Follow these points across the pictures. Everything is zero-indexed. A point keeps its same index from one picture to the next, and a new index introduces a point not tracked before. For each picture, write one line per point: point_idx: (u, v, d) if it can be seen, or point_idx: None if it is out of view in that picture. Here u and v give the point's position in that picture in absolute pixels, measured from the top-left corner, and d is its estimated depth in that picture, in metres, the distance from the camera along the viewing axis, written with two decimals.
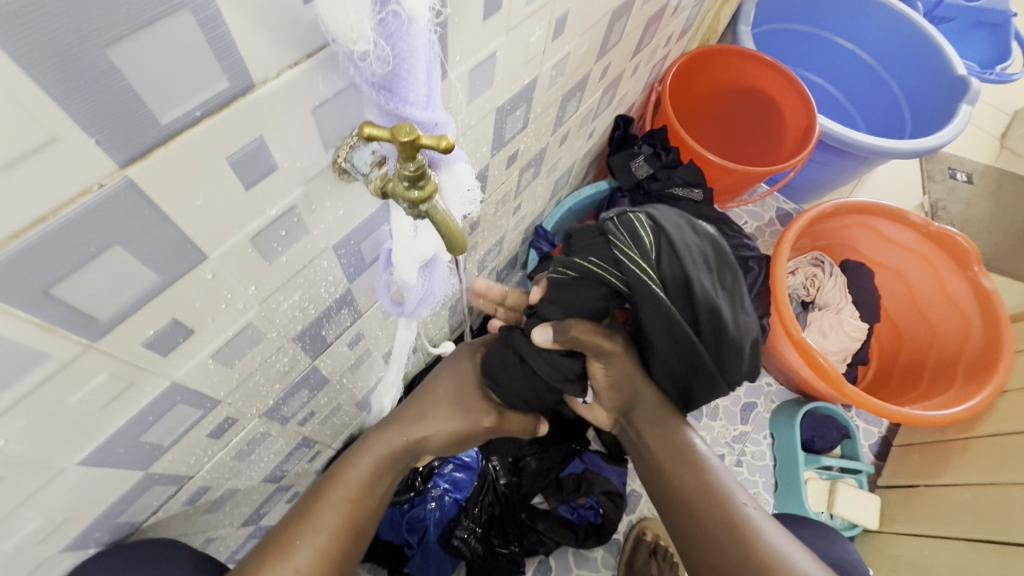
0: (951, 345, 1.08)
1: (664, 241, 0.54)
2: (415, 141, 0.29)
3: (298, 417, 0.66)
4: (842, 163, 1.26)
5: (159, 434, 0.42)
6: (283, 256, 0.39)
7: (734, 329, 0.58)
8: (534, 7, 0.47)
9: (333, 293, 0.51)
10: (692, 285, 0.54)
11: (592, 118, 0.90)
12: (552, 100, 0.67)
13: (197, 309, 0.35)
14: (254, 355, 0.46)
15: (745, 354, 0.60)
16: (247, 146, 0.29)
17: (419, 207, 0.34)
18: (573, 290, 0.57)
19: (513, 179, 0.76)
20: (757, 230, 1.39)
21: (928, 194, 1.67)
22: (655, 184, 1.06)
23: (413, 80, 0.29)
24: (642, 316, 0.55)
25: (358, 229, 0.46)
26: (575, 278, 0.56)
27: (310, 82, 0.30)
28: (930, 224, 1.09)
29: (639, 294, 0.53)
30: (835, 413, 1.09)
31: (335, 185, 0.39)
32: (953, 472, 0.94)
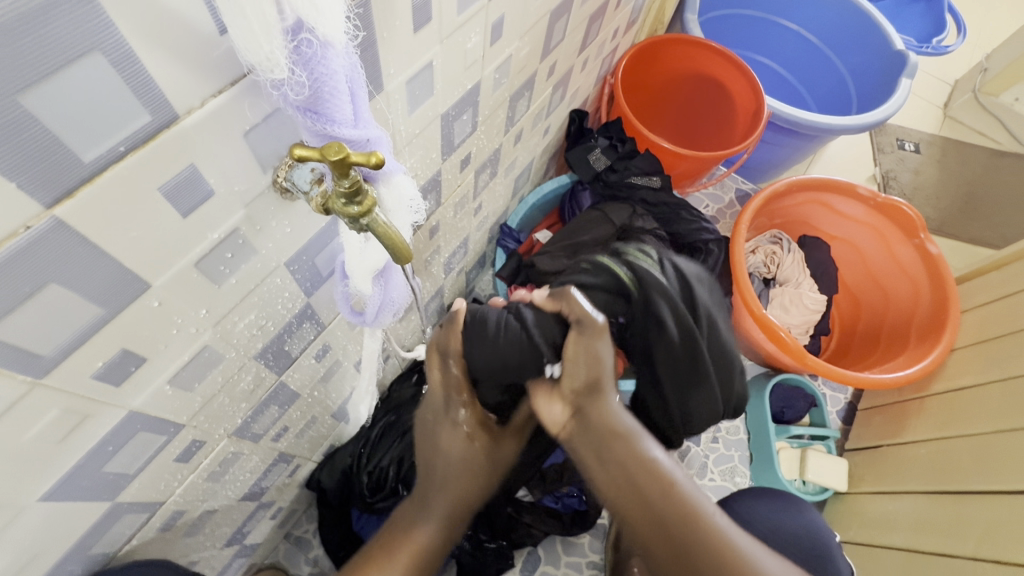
0: (903, 309, 1.13)
1: (671, 263, 0.60)
2: (344, 159, 0.30)
3: (271, 434, 0.66)
4: (793, 143, 1.30)
5: (123, 463, 0.42)
6: (233, 278, 0.40)
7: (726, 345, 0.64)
8: (466, 16, 0.48)
9: (291, 309, 0.51)
10: (675, 300, 0.58)
11: (545, 115, 0.91)
12: (499, 101, 0.68)
13: (147, 338, 0.36)
14: (214, 376, 0.46)
15: (733, 382, 0.65)
16: (179, 175, 0.30)
17: (360, 221, 0.35)
18: (581, 282, 0.58)
19: (470, 181, 0.77)
20: (718, 212, 1.43)
21: (879, 166, 1.73)
22: (613, 175, 1.09)
23: (337, 101, 0.30)
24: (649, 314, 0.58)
25: (310, 244, 0.47)
26: (588, 271, 0.59)
27: (237, 110, 0.30)
28: (878, 196, 1.14)
29: (650, 287, 0.57)
30: (802, 383, 1.13)
31: (279, 204, 0.39)
32: (912, 430, 0.99)
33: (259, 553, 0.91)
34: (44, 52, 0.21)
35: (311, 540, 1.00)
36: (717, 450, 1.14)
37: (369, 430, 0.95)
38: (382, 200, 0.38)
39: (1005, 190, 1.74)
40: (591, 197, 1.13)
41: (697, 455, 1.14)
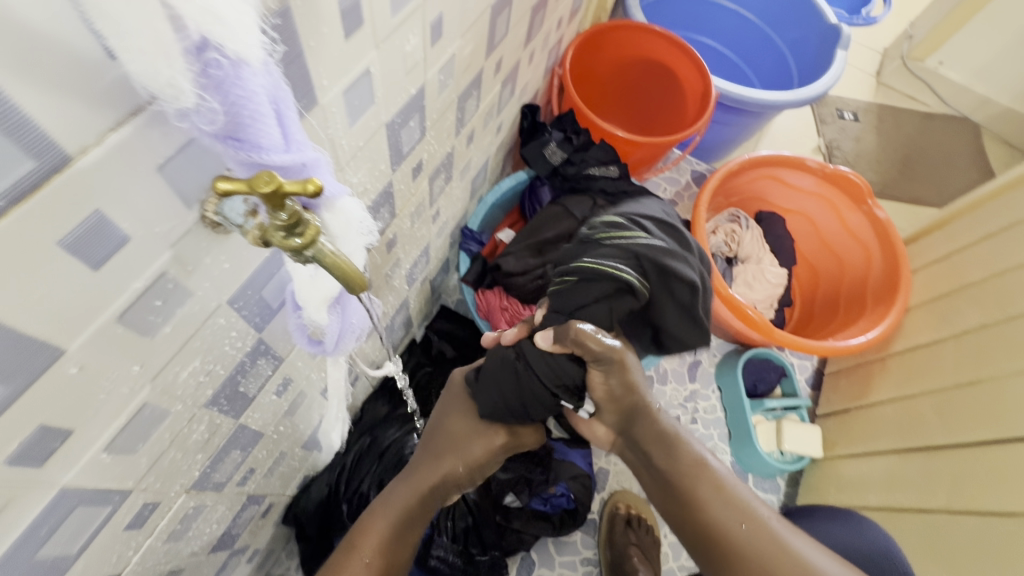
0: (858, 274, 1.17)
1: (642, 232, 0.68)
2: (277, 189, 0.27)
3: (237, 478, 0.62)
4: (742, 121, 1.32)
5: (62, 544, 0.38)
6: (167, 326, 0.36)
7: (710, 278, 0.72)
8: (402, 16, 0.44)
9: (241, 348, 0.47)
10: (675, 256, 0.67)
11: (496, 112, 0.89)
12: (447, 103, 0.65)
13: (71, 408, 0.31)
14: (161, 434, 0.42)
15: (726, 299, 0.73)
16: (82, 225, 0.26)
17: (304, 253, 0.32)
18: (580, 289, 0.64)
19: (424, 189, 0.73)
20: (676, 195, 1.44)
21: (823, 136, 1.79)
22: (571, 168, 1.07)
23: (261, 125, 0.27)
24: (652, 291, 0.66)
25: (254, 277, 0.43)
26: (575, 280, 0.65)
27: (144, 144, 0.26)
28: (826, 168, 1.17)
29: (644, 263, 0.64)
30: (771, 355, 1.16)
31: (212, 240, 0.35)
32: (878, 391, 1.02)
33: None
34: None
35: None
36: (697, 431, 1.16)
37: (343, 458, 0.92)
38: (327, 226, 0.35)
39: (938, 151, 1.83)
40: (551, 192, 1.12)
41: None
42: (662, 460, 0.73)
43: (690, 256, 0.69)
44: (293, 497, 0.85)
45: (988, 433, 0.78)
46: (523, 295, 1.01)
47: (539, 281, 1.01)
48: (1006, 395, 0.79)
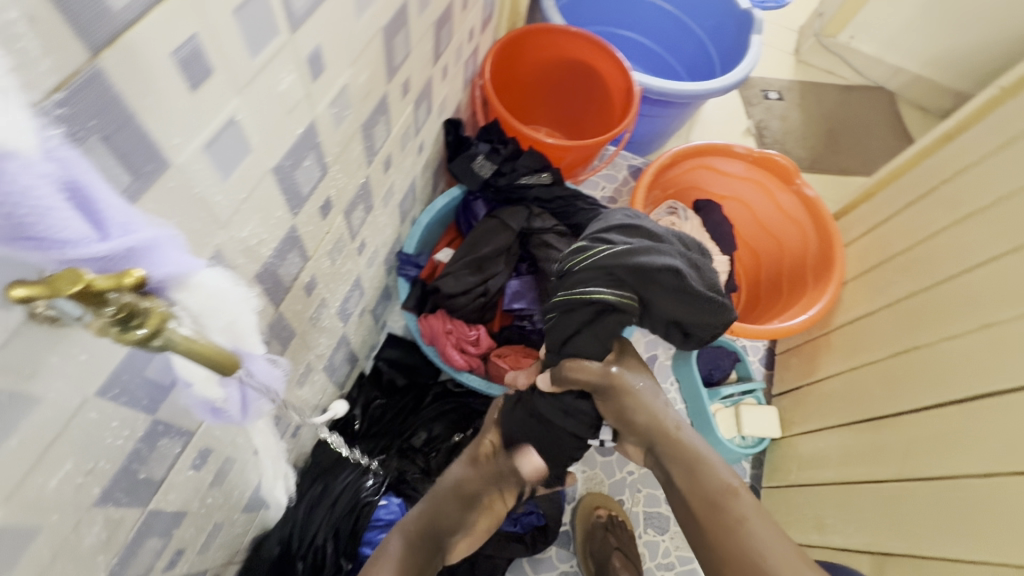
0: (796, 252, 1.20)
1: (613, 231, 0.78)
2: (86, 289, 0.24)
3: (162, 563, 0.57)
4: (669, 113, 1.33)
5: None
6: (12, 441, 0.31)
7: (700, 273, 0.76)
8: (265, 56, 0.41)
9: (132, 435, 0.43)
10: (641, 250, 0.74)
11: (413, 133, 0.85)
12: (349, 135, 0.62)
13: None
14: (37, 550, 0.37)
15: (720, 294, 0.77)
16: None
17: (153, 344, 0.28)
18: (561, 324, 0.79)
19: (340, 224, 0.70)
20: (615, 191, 1.44)
21: (752, 118, 1.84)
22: (502, 179, 1.05)
23: (50, 220, 0.23)
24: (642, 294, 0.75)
25: (128, 363, 0.38)
26: (558, 314, 0.79)
27: None
28: (753, 152, 1.19)
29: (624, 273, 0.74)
30: (723, 342, 1.16)
31: (53, 337, 0.31)
32: (825, 366, 1.04)
33: None
34: None
35: None
36: None
37: (295, 510, 0.86)
38: (178, 303, 0.31)
39: (859, 121, 1.91)
40: (485, 205, 1.09)
41: None
42: (681, 479, 0.74)
43: (666, 246, 0.76)
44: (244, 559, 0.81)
45: (927, 399, 0.81)
46: (467, 315, 0.98)
47: (483, 299, 0.99)
48: (936, 359, 0.82)
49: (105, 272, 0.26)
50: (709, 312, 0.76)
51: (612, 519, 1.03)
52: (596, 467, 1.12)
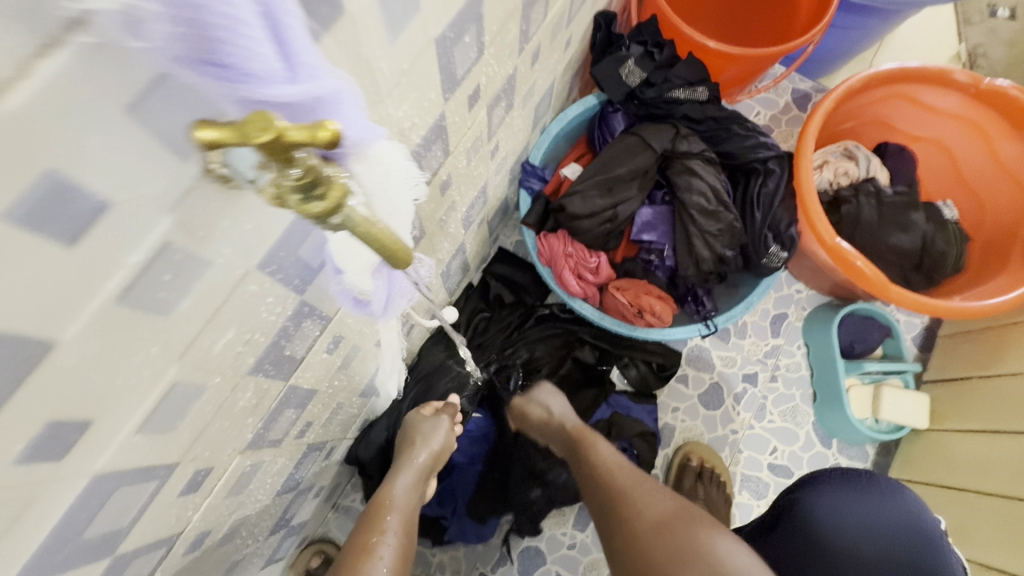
0: (1004, 216, 0.96)
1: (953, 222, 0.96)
2: (279, 139, 0.20)
3: (294, 432, 0.60)
4: (867, 24, 1.03)
5: (111, 520, 0.35)
6: (187, 301, 0.30)
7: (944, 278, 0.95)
8: None
9: (281, 313, 0.42)
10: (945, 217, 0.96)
11: (565, 23, 0.74)
12: (511, 11, 0.53)
13: (81, 398, 0.27)
14: (201, 407, 0.38)
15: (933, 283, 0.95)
16: (32, 191, 0.19)
17: (330, 221, 0.25)
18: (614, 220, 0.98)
19: (482, 120, 0.63)
20: (771, 120, 1.19)
21: (965, 40, 1.41)
22: (650, 91, 0.92)
23: (242, 41, 0.19)
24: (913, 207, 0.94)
25: (288, 237, 0.36)
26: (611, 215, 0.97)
27: (95, 76, 0.19)
28: (980, 81, 0.92)
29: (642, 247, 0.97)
30: (874, 312, 1.00)
31: (225, 199, 0.29)
32: (1015, 360, 0.84)
33: (309, 529, 0.92)
34: None
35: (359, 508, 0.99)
36: (777, 390, 1.05)
37: (400, 404, 0.90)
38: (356, 177, 0.27)
39: None
40: (625, 120, 0.95)
41: (755, 397, 1.05)
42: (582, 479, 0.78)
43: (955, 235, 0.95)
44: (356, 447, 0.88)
45: None
46: (590, 241, 0.91)
47: (609, 225, 0.90)
48: None
49: (297, 122, 0.23)
50: (928, 275, 0.95)
51: (707, 470, 0.98)
52: (697, 419, 1.05)
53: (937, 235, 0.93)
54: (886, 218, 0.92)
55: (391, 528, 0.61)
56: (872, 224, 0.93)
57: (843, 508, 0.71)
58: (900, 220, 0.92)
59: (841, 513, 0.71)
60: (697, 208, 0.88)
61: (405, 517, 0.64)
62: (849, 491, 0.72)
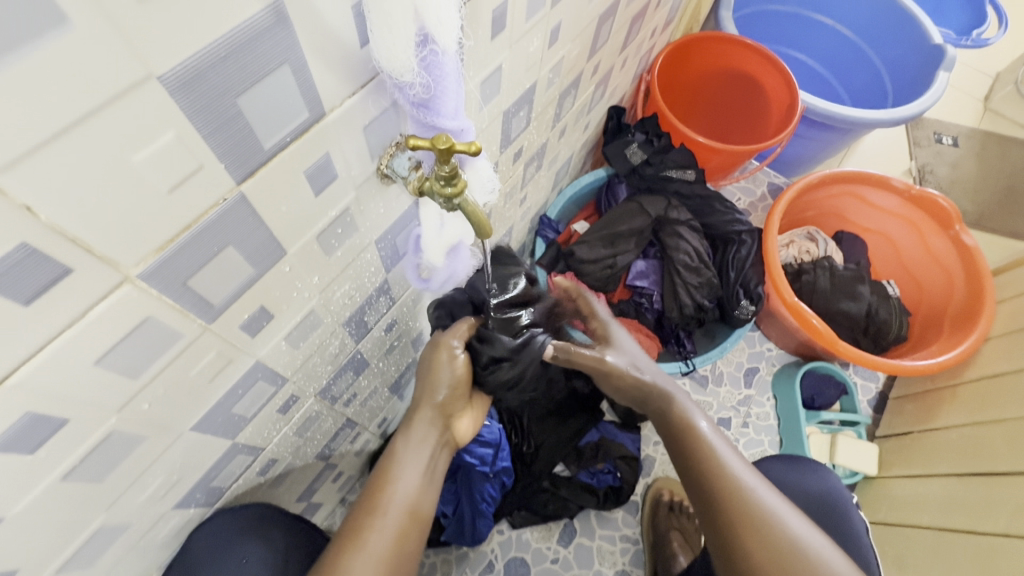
0: (938, 298, 1.15)
1: (896, 299, 1.15)
2: (450, 148, 0.37)
3: (344, 398, 0.73)
4: (825, 137, 1.28)
5: (245, 406, 0.49)
6: (339, 250, 0.47)
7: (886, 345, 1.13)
8: (532, 22, 0.54)
9: (373, 282, 0.58)
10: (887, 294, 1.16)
11: (587, 111, 0.97)
12: (550, 98, 0.74)
13: (277, 297, 0.43)
14: (314, 338, 0.53)
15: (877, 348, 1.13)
16: (317, 161, 0.37)
17: (453, 201, 0.42)
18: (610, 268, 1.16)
19: (519, 172, 0.83)
20: (750, 205, 1.42)
21: (915, 159, 1.67)
22: (649, 169, 1.12)
23: (445, 97, 0.38)
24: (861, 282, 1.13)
25: (394, 225, 0.54)
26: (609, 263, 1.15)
27: (363, 106, 0.37)
28: (912, 188, 1.15)
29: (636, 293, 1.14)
30: (832, 370, 1.15)
31: (378, 188, 0.46)
32: (945, 417, 1.01)
33: (319, 518, 1.00)
34: (256, 66, 0.28)
35: None
36: (747, 435, 1.17)
37: None
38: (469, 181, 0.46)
39: None
40: (627, 189, 1.17)
41: (727, 438, 1.16)
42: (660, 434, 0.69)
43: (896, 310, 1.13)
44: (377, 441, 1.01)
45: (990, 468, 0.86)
46: (592, 282, 1.09)
47: (609, 271, 1.08)
48: None
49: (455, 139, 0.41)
50: (872, 340, 1.12)
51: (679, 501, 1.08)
52: None
53: (880, 308, 1.12)
54: (836, 288, 1.12)
55: (382, 535, 0.54)
56: (824, 292, 1.12)
57: (788, 478, 0.88)
58: (849, 292, 1.12)
59: (787, 482, 0.88)
60: (682, 263, 1.07)
61: (410, 501, 0.57)
62: (790, 466, 0.90)
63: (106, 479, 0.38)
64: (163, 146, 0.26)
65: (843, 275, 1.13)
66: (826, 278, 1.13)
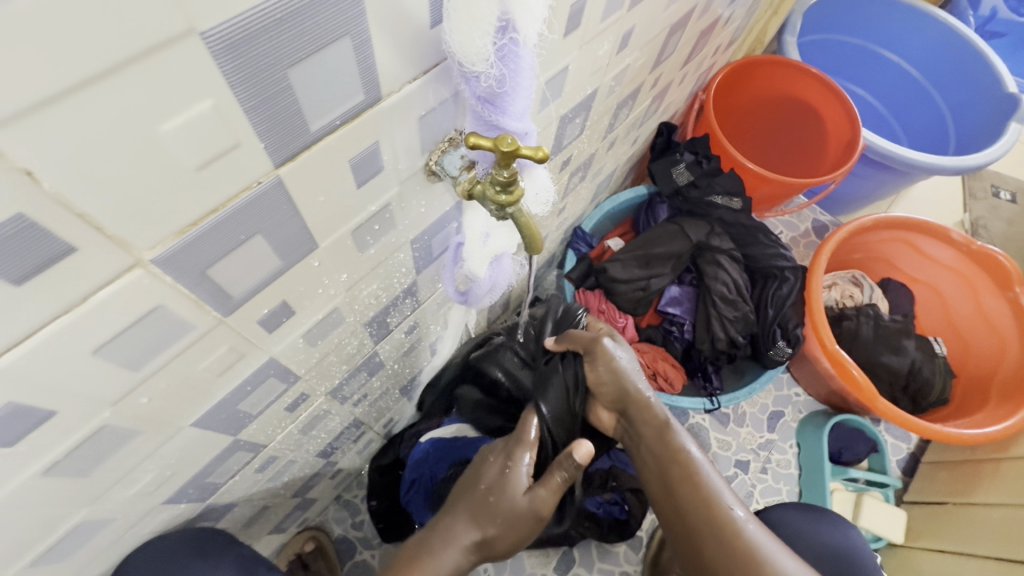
0: (985, 363, 1.08)
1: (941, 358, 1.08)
2: (515, 151, 0.33)
3: (354, 398, 0.69)
4: (882, 177, 1.21)
5: (252, 403, 0.45)
6: (373, 248, 0.43)
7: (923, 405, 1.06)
8: (607, 24, 0.49)
9: (402, 283, 0.54)
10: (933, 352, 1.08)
11: (638, 124, 0.92)
12: (607, 107, 0.70)
13: (301, 292, 0.39)
14: (333, 336, 0.49)
15: (914, 407, 1.07)
16: (365, 150, 0.33)
17: (505, 209, 0.38)
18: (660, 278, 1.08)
19: (563, 181, 0.79)
20: (792, 240, 1.35)
21: (969, 211, 1.59)
22: (694, 191, 1.07)
23: (514, 95, 0.33)
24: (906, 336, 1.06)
25: (432, 226, 0.49)
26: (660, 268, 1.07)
27: (422, 95, 0.33)
28: (971, 243, 1.08)
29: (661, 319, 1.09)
30: (863, 425, 1.09)
31: (423, 186, 0.42)
32: (983, 492, 0.94)
33: (312, 513, 0.96)
34: (311, 35, 0.24)
35: (359, 506, 1.04)
36: (765, 481, 1.11)
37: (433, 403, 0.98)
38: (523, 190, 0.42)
39: None
40: (667, 211, 1.11)
41: (744, 483, 1.10)
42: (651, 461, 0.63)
43: (940, 371, 1.07)
44: (381, 442, 0.97)
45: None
46: (622, 303, 1.05)
47: (641, 293, 1.04)
48: None
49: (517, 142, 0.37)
50: (910, 399, 1.06)
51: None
52: None
53: (923, 366, 1.05)
54: (878, 340, 1.06)
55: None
56: (865, 341, 1.06)
57: (798, 526, 0.83)
58: (891, 345, 1.05)
59: (797, 531, 0.82)
60: (719, 294, 1.01)
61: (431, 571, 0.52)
62: (805, 515, 0.84)
63: (93, 473, 0.34)
64: (197, 116, 0.22)
65: (888, 326, 1.06)
66: (869, 328, 1.06)
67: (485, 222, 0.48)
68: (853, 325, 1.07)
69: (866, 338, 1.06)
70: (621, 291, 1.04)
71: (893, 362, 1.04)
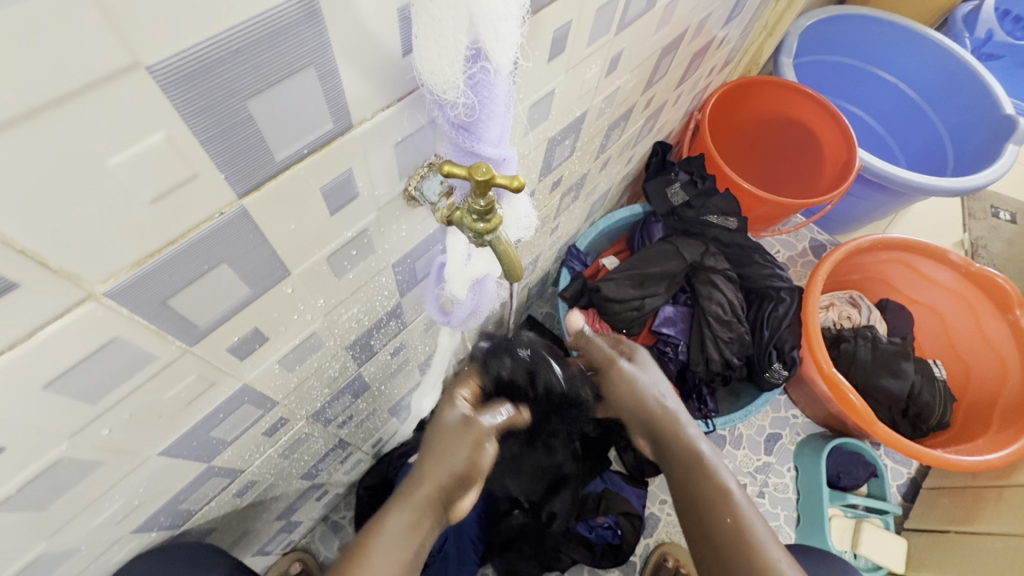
0: (987, 386, 1.06)
1: (942, 383, 1.06)
2: (489, 180, 0.32)
3: (339, 420, 0.68)
4: (879, 198, 1.21)
5: (225, 430, 0.44)
6: (351, 272, 0.42)
7: (922, 429, 1.05)
8: (594, 48, 0.49)
9: (385, 306, 0.53)
10: (935, 377, 1.06)
11: (632, 144, 0.92)
12: (598, 129, 0.70)
13: (275, 318, 0.38)
14: (312, 361, 0.48)
15: (912, 432, 1.05)
16: (338, 177, 0.32)
17: (483, 237, 0.37)
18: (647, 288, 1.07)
19: (555, 202, 0.78)
20: (789, 260, 1.35)
21: (969, 231, 1.58)
22: (689, 211, 1.06)
23: (490, 122, 0.33)
24: (907, 360, 1.04)
25: (416, 249, 0.49)
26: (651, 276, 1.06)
27: (397, 122, 0.33)
28: (970, 265, 1.07)
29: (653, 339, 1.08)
30: (862, 449, 1.07)
31: (403, 210, 0.42)
32: (985, 521, 0.92)
33: (298, 534, 0.94)
34: (274, 64, 0.23)
35: (346, 527, 1.02)
36: (762, 506, 1.08)
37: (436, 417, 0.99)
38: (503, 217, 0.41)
39: None
40: (662, 229, 1.10)
41: None
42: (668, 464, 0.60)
43: (940, 396, 1.05)
44: (370, 462, 0.95)
45: None
46: (616, 322, 1.03)
47: (635, 313, 1.03)
48: None
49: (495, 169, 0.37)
50: (909, 423, 1.04)
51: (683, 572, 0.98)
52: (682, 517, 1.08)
53: (922, 392, 1.03)
54: (877, 365, 1.04)
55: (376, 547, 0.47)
56: (862, 364, 1.04)
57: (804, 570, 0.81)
58: (891, 368, 1.03)
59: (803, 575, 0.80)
60: (714, 315, 1.00)
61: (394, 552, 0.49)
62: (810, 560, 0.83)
63: (49, 508, 0.33)
64: (148, 149, 0.21)
65: (887, 350, 1.05)
66: (867, 351, 1.05)
67: (468, 245, 0.46)
68: (853, 350, 1.05)
69: (865, 361, 1.04)
70: (614, 309, 1.02)
71: (892, 386, 1.02)
